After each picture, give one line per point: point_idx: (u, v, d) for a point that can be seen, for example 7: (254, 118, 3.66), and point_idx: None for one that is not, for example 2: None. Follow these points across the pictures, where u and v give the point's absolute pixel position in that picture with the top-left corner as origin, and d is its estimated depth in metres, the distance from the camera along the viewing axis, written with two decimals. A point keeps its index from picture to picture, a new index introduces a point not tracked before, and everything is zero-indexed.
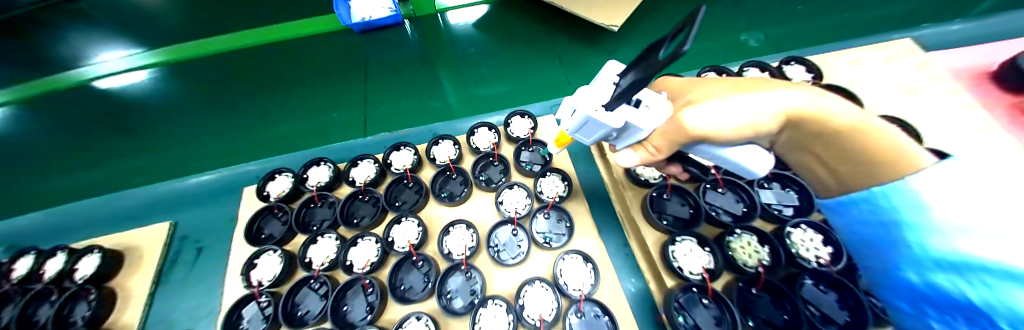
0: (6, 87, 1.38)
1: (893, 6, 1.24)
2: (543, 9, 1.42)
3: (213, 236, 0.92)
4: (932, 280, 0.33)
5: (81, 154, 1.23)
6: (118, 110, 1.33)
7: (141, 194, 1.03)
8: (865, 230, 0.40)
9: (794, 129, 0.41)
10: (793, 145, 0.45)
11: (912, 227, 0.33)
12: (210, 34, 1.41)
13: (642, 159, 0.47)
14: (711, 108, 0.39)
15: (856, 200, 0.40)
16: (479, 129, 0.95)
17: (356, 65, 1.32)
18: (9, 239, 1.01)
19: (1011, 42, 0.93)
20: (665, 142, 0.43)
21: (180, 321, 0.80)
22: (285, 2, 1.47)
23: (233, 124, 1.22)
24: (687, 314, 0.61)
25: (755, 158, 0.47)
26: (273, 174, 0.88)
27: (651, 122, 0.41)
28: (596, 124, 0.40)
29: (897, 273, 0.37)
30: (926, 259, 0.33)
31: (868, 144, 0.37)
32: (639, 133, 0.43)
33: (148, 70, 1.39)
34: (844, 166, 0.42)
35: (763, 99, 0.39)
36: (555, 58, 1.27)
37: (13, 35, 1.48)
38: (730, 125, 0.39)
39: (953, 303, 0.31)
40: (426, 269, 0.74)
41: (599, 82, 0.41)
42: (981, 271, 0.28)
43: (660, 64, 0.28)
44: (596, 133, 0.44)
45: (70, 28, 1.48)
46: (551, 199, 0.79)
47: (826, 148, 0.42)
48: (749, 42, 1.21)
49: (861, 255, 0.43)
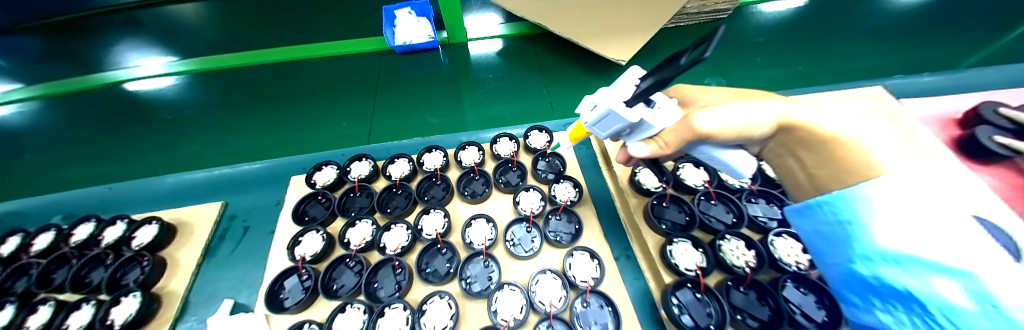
0: (57, 80, 1.55)
1: (868, 60, 1.42)
2: (558, 43, 1.62)
3: (258, 217, 1.04)
4: (880, 273, 0.39)
5: (135, 140, 1.37)
6: (164, 104, 1.47)
7: (192, 177, 1.15)
8: (827, 229, 0.45)
9: (786, 133, 0.47)
10: (782, 147, 0.50)
11: (865, 229, 0.40)
12: (250, 49, 1.62)
13: (653, 151, 0.53)
14: (720, 110, 0.47)
15: (818, 204, 0.45)
16: (500, 138, 1.08)
17: (389, 81, 1.50)
18: (69, 208, 1.13)
19: (965, 96, 1.08)
20: (675, 139, 0.50)
21: (223, 291, 0.89)
22: (332, 25, 1.70)
23: (274, 124, 1.36)
24: (681, 306, 0.69)
25: (745, 162, 0.54)
26: (320, 166, 1.02)
27: (662, 120, 0.49)
28: (616, 118, 0.49)
29: (851, 267, 0.43)
30: (876, 254, 0.39)
31: (839, 151, 0.42)
32: (650, 130, 0.51)
33: (178, 76, 1.55)
34: (820, 168, 0.45)
35: (765, 107, 0.46)
36: (541, 88, 1.43)
37: (72, 37, 1.72)
38: (731, 126, 0.46)
39: (898, 291, 0.38)
40: (448, 256, 0.83)
41: (619, 84, 0.50)
42: (916, 267, 0.34)
43: (685, 65, 0.37)
44: (612, 127, 0.51)
45: (126, 34, 1.72)
46: (562, 202, 0.90)
47: (808, 152, 0.46)
48: (711, 86, 1.37)
49: (824, 250, 0.48)
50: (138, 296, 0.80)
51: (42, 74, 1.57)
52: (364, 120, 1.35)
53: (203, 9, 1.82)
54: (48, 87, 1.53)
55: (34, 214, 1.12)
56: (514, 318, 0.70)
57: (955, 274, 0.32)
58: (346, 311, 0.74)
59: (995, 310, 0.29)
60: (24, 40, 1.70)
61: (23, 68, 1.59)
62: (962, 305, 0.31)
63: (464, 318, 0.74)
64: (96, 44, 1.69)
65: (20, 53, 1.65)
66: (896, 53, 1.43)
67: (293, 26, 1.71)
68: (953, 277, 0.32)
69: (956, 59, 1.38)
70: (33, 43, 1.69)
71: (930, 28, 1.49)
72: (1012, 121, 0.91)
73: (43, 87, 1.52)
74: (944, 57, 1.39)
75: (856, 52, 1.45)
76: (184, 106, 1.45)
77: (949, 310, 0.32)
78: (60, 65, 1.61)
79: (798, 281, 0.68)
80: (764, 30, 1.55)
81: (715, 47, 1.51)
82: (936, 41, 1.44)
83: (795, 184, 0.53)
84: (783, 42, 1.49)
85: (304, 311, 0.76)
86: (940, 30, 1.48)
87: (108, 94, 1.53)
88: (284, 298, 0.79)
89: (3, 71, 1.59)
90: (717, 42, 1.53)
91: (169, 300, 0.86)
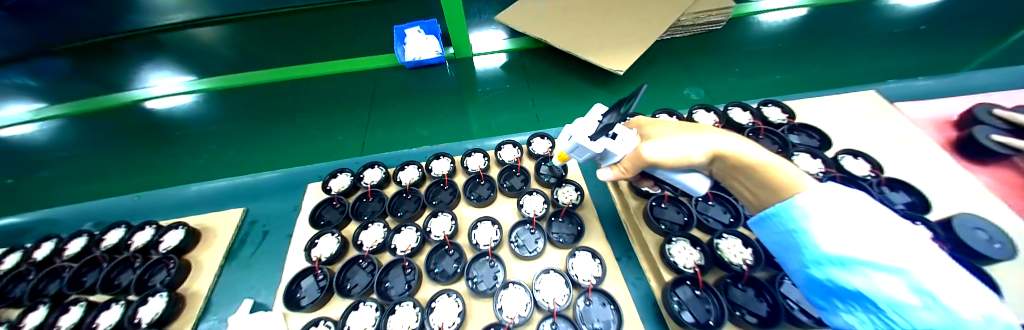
0: (92, 98, 1.67)
1: (862, 66, 1.46)
2: (560, 55, 1.69)
3: (277, 222, 1.10)
4: (832, 275, 0.39)
5: (160, 153, 1.45)
6: (189, 119, 1.56)
7: (214, 186, 1.22)
8: (780, 237, 0.46)
9: (721, 161, 0.51)
10: (724, 173, 0.53)
11: (809, 236, 0.41)
12: (270, 67, 1.73)
13: (615, 175, 0.61)
14: (663, 143, 0.53)
15: (769, 215, 0.46)
16: (505, 145, 1.13)
17: (398, 94, 1.58)
18: (101, 216, 1.20)
19: (957, 99, 1.11)
20: (632, 165, 0.57)
21: (242, 292, 0.94)
22: (347, 44, 1.82)
23: (289, 135, 1.44)
24: (680, 303, 0.71)
25: (698, 181, 0.58)
26: (335, 172, 1.08)
27: (622, 149, 0.58)
28: (584, 149, 0.57)
29: (809, 271, 0.43)
30: (822, 258, 0.40)
31: (765, 175, 0.45)
32: (615, 157, 0.60)
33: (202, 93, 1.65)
34: (759, 189, 0.47)
35: (698, 141, 0.52)
36: (529, 100, 1.49)
37: (108, 58, 1.87)
38: (674, 155, 0.52)
39: (852, 293, 0.38)
40: (456, 256, 0.87)
41: (587, 119, 0.58)
42: (861, 266, 0.36)
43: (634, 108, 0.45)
44: (585, 154, 0.59)
45: (157, 54, 1.86)
46: (564, 205, 0.94)
47: (746, 177, 0.49)
48: (691, 96, 1.41)
49: (783, 256, 0.49)
50: (164, 296, 0.85)
51: (79, 94, 1.70)
52: (375, 131, 1.42)
53: (227, 31, 1.96)
54: (85, 105, 1.65)
55: (68, 222, 1.20)
56: (519, 315, 0.73)
57: (893, 271, 0.33)
58: (359, 309, 0.78)
59: (935, 302, 0.30)
60: (64, 62, 1.84)
61: (60, 89, 1.72)
62: (908, 301, 0.32)
63: (471, 316, 0.76)
64: (129, 65, 1.82)
65: (59, 74, 1.79)
66: (890, 59, 1.46)
67: (311, 46, 1.83)
68: (894, 274, 0.33)
69: (950, 63, 1.41)
70: (71, 65, 1.83)
71: (924, 35, 1.53)
72: (1008, 122, 0.93)
73: (81, 105, 1.65)
74: (939, 62, 1.42)
75: (850, 59, 1.49)
76: (208, 121, 1.54)
77: (897, 306, 0.33)
78: (96, 84, 1.75)
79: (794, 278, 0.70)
80: (757, 40, 1.60)
81: (712, 56, 1.57)
82: (927, 47, 1.48)
83: (746, 203, 0.54)
84: (777, 51, 1.54)
85: (320, 309, 0.80)
86: (930, 36, 1.52)
87: (138, 110, 1.64)
88: (301, 297, 0.83)
89: (44, 90, 1.72)
90: (713, 52, 1.59)
91: (193, 300, 0.90)
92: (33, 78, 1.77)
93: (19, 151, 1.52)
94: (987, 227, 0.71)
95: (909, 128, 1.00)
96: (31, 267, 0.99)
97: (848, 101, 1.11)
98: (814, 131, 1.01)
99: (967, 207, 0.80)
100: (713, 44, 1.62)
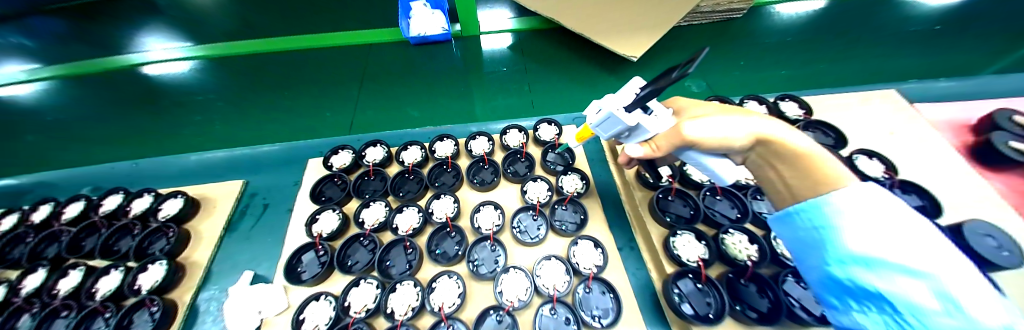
0: (86, 60, 1.62)
1: (883, 64, 1.40)
2: (571, 38, 1.63)
3: (277, 196, 1.09)
4: (853, 274, 0.38)
5: (156, 121, 1.42)
6: (184, 87, 1.51)
7: (213, 156, 1.20)
8: (805, 234, 0.45)
9: (763, 146, 0.47)
10: (760, 160, 0.50)
11: (837, 233, 0.40)
12: (269, 36, 1.67)
13: (646, 153, 0.55)
14: (706, 121, 0.48)
15: (798, 210, 0.45)
16: (510, 130, 1.11)
17: (402, 71, 1.53)
18: (98, 182, 1.19)
19: (978, 103, 1.08)
20: (667, 144, 0.52)
21: (243, 264, 0.94)
22: (349, 16, 1.74)
23: (289, 108, 1.40)
24: (682, 295, 0.71)
25: (727, 168, 0.55)
26: (337, 149, 1.06)
27: (657, 126, 0.53)
28: (616, 121, 0.53)
29: (827, 269, 0.42)
30: (847, 257, 0.39)
31: (809, 164, 0.43)
32: (645, 134, 0.54)
33: (199, 60, 1.60)
34: (797, 180, 0.45)
35: (743, 122, 0.47)
36: (536, 84, 1.44)
37: (102, 18, 1.80)
38: (713, 135, 0.47)
39: (869, 293, 0.37)
40: (457, 238, 0.86)
41: (622, 91, 0.54)
42: (886, 267, 0.34)
43: (676, 77, 0.37)
44: (613, 128, 0.56)
45: (153, 17, 1.79)
46: (569, 193, 0.93)
47: (785, 166, 0.46)
48: (693, 88, 1.37)
49: (804, 255, 0.47)
50: (163, 264, 0.85)
51: (73, 55, 1.65)
52: (376, 109, 1.38)
53: None
54: (78, 67, 1.60)
55: (65, 186, 1.18)
56: (519, 299, 0.73)
57: (919, 275, 0.32)
58: (360, 285, 0.78)
59: (957, 308, 0.29)
60: (57, 21, 1.78)
61: (52, 49, 1.66)
62: (928, 305, 0.31)
63: (471, 298, 0.77)
64: (122, 28, 1.76)
65: (52, 33, 1.72)
66: (914, 57, 1.41)
67: (312, 16, 1.75)
68: (919, 279, 0.32)
69: (974, 64, 1.36)
70: (64, 24, 1.77)
71: (952, 35, 1.47)
72: None
73: (74, 67, 1.60)
74: (963, 62, 1.37)
75: (872, 55, 1.44)
76: (204, 89, 1.49)
77: (915, 309, 0.32)
78: (90, 46, 1.69)
79: (797, 276, 0.71)
80: (777, 32, 1.54)
81: (728, 46, 1.51)
82: (953, 47, 1.42)
83: (775, 195, 0.52)
84: (798, 44, 1.48)
85: (319, 284, 0.81)
86: (958, 36, 1.46)
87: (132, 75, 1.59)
88: (301, 272, 0.83)
89: (36, 50, 1.66)
90: (731, 42, 1.53)
91: (192, 270, 0.90)
92: (25, 36, 1.71)
93: (11, 112, 1.49)
94: (996, 234, 0.70)
95: (927, 131, 0.97)
96: (29, 229, 0.99)
97: (867, 99, 1.07)
98: (831, 129, 0.98)
99: (978, 214, 0.79)
100: (731, 34, 1.56)
